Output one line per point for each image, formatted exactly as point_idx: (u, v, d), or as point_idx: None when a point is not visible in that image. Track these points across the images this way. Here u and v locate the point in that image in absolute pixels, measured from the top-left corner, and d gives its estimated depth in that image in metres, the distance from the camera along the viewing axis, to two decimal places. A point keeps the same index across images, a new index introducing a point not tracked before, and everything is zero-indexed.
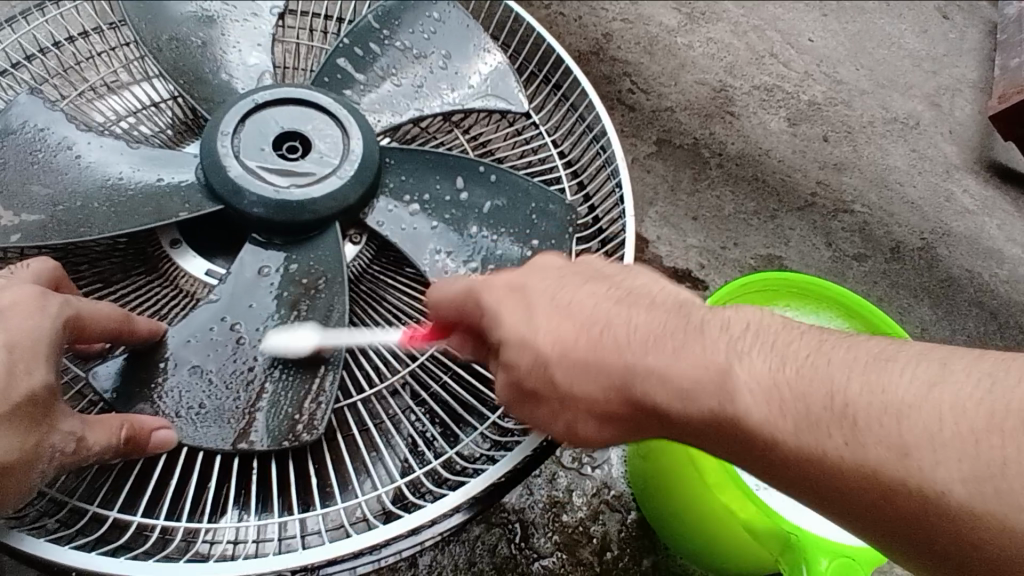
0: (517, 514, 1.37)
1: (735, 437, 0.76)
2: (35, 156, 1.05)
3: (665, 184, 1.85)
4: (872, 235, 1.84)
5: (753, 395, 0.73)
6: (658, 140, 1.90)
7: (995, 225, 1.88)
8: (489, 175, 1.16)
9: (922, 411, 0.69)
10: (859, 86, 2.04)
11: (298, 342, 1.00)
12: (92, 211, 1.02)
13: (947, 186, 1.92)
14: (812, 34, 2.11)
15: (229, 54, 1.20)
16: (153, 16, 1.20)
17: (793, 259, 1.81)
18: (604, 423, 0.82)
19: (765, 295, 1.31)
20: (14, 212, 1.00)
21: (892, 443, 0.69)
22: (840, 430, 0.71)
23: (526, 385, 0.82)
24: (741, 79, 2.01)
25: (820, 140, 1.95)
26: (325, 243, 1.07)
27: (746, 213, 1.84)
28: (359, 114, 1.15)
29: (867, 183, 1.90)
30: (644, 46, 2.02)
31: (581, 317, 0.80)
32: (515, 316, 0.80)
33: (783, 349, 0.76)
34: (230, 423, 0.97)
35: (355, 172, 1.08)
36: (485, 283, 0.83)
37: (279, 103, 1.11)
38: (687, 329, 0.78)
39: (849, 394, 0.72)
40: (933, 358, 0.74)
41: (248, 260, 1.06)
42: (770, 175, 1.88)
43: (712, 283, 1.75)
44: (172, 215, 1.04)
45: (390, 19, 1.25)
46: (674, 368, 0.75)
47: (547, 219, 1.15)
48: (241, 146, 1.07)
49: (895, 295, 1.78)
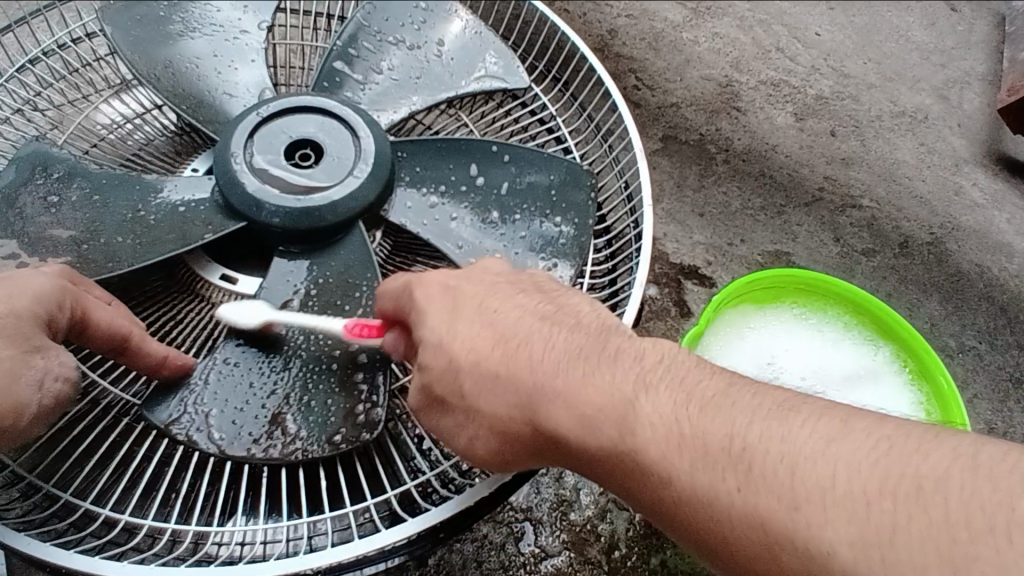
0: (525, 514, 1.37)
1: (624, 464, 0.78)
2: (51, 201, 1.04)
3: (671, 180, 1.84)
4: (880, 230, 1.83)
5: (654, 430, 0.77)
6: (664, 136, 1.89)
7: (1005, 219, 1.86)
8: (503, 155, 1.16)
9: (816, 464, 0.70)
10: (867, 80, 2.03)
11: (245, 315, 0.99)
12: (118, 245, 1.01)
13: (956, 179, 1.90)
14: (819, 28, 2.10)
15: (222, 74, 1.19)
16: (143, 44, 1.17)
17: (801, 255, 1.79)
18: (501, 442, 0.86)
19: (772, 293, 1.30)
20: (42, 255, 0.99)
21: (783, 495, 0.70)
22: (734, 475, 0.73)
23: (436, 391, 0.86)
24: (747, 74, 2.00)
25: (828, 134, 1.93)
26: (350, 241, 1.07)
27: (752, 209, 1.83)
28: (365, 113, 1.14)
29: (875, 177, 1.88)
30: (649, 42, 2.01)
31: (501, 329, 0.84)
32: (440, 316, 0.86)
33: (690, 386, 0.79)
34: (285, 428, 0.97)
35: (371, 170, 1.08)
36: (420, 279, 0.89)
37: (284, 113, 1.11)
38: (601, 353, 0.82)
39: (747, 439, 0.74)
40: (834, 413, 0.75)
41: (277, 274, 1.06)
42: (777, 171, 1.87)
43: (719, 279, 1.74)
44: (197, 238, 1.04)
45: (376, 15, 1.26)
46: (580, 394, 0.79)
47: (564, 192, 1.15)
48: (254, 161, 1.07)
49: (904, 291, 1.77)
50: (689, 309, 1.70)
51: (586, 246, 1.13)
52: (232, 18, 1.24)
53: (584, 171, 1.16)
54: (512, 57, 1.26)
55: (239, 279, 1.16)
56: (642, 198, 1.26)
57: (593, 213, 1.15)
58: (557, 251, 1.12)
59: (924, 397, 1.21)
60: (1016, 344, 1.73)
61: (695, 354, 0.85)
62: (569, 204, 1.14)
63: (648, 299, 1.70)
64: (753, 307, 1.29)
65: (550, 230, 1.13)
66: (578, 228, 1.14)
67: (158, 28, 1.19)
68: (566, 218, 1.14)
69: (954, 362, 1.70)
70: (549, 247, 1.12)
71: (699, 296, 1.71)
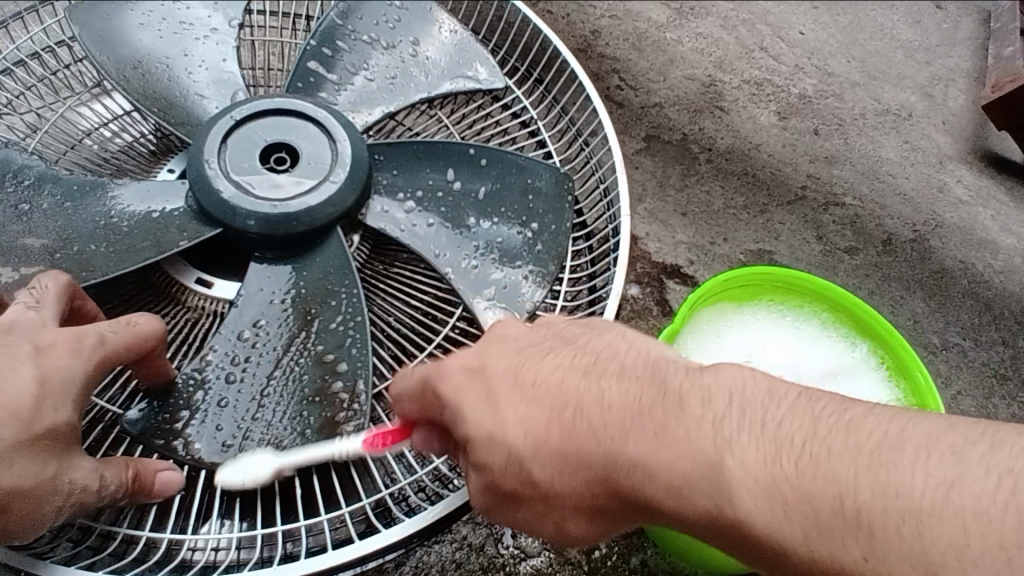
0: None
1: (725, 532, 0.73)
2: (22, 208, 1.02)
3: (653, 180, 1.84)
4: (863, 228, 1.83)
5: (753, 497, 0.70)
6: (647, 136, 1.89)
7: (990, 215, 1.87)
8: (479, 159, 1.15)
9: (944, 521, 0.65)
10: (850, 78, 2.03)
11: (257, 471, 0.93)
12: (92, 252, 1.01)
13: (940, 176, 1.90)
14: (803, 27, 2.10)
15: (194, 75, 1.19)
16: (112, 43, 1.17)
17: (783, 253, 1.79)
18: (592, 513, 0.81)
19: (750, 291, 1.30)
20: (14, 265, 0.98)
21: (916, 561, 0.64)
22: (855, 541, 0.67)
23: (505, 484, 0.81)
24: (730, 74, 2.00)
25: (811, 133, 1.93)
26: (329, 248, 1.07)
27: (735, 208, 1.83)
28: (341, 115, 1.14)
29: (859, 175, 1.88)
30: (632, 42, 2.01)
31: (549, 402, 0.78)
32: (478, 407, 0.79)
33: (774, 435, 0.72)
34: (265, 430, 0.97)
35: (348, 175, 1.08)
36: (441, 371, 0.82)
37: (258, 115, 1.10)
38: (662, 407, 0.75)
39: (860, 498, 0.67)
40: (943, 447, 0.69)
41: (256, 280, 1.07)
42: (760, 169, 1.87)
43: (702, 278, 1.74)
44: (172, 245, 1.04)
45: (351, 15, 1.25)
46: (658, 464, 0.73)
47: (540, 197, 1.14)
48: (229, 166, 1.06)
49: (887, 288, 1.77)
50: (670, 308, 1.70)
51: (563, 250, 1.13)
52: (203, 17, 1.23)
53: (560, 174, 1.15)
54: (484, 52, 1.26)
55: (215, 283, 1.15)
56: (620, 199, 1.26)
57: (568, 219, 1.15)
58: (535, 255, 1.12)
59: (902, 393, 1.17)
60: (1001, 340, 1.73)
61: (767, 379, 0.77)
62: (546, 212, 1.14)
63: (630, 299, 1.70)
64: (730, 306, 1.29)
65: (528, 235, 1.13)
66: (556, 232, 1.13)
67: (128, 28, 1.19)
68: (544, 223, 1.13)
69: (938, 359, 1.70)
70: (527, 251, 1.12)
71: (682, 294, 1.71)
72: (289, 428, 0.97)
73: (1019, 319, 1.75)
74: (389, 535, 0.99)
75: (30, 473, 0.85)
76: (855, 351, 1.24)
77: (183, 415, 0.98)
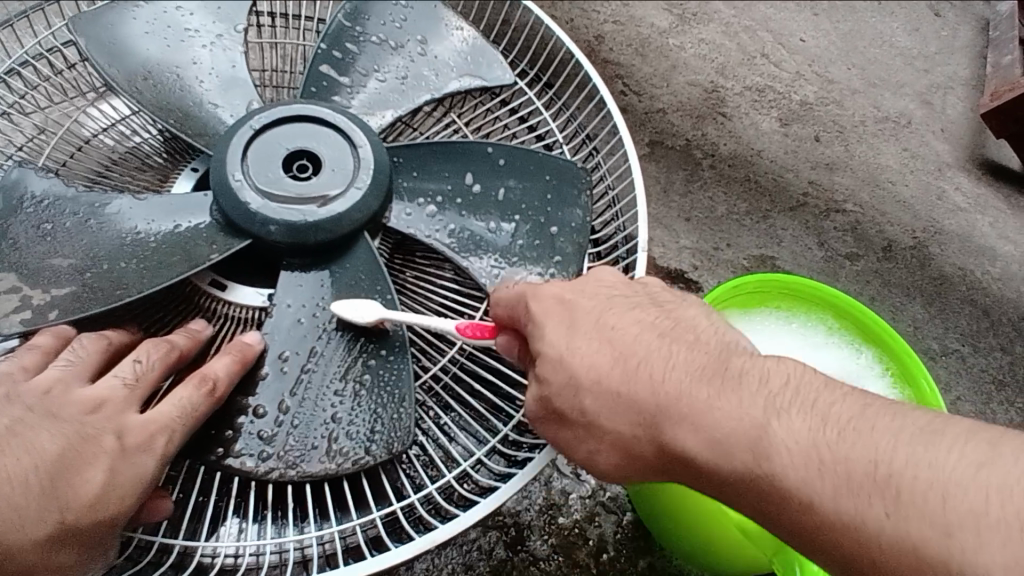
0: (513, 518, 1.37)
1: (753, 487, 0.76)
2: (45, 227, 1.01)
3: (657, 185, 1.85)
4: (864, 235, 1.84)
5: (791, 456, 0.74)
6: (651, 142, 1.91)
7: (988, 223, 1.89)
8: (498, 159, 1.13)
9: (967, 492, 0.69)
10: (851, 85, 2.06)
11: (359, 314, 1.00)
12: (123, 270, 0.99)
13: (939, 184, 1.93)
14: (803, 34, 2.12)
15: (205, 83, 1.16)
16: (121, 58, 1.14)
17: (785, 260, 1.81)
18: (623, 458, 0.83)
19: (756, 297, 1.25)
20: (44, 289, 0.97)
21: (935, 521, 0.68)
22: (881, 498, 0.70)
23: (556, 406, 0.84)
24: (732, 80, 2.01)
25: (812, 140, 1.95)
26: (359, 253, 1.06)
27: (738, 214, 1.84)
28: (359, 119, 1.11)
29: (859, 182, 1.90)
30: (635, 48, 2.03)
31: (620, 347, 0.82)
32: (559, 333, 0.83)
33: (824, 410, 0.76)
34: (317, 449, 0.97)
35: (372, 179, 1.06)
36: (536, 293, 0.87)
37: (277, 122, 1.07)
38: (721, 375, 0.79)
39: (893, 465, 0.71)
40: (981, 436, 0.73)
41: (287, 288, 1.05)
42: (763, 176, 1.89)
43: (706, 283, 1.76)
44: (203, 259, 1.01)
45: (359, 16, 1.22)
46: (710, 415, 0.77)
47: (560, 197, 1.13)
48: (253, 175, 1.04)
49: (887, 294, 1.79)
50: None
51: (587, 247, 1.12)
52: (208, 24, 1.21)
53: (575, 167, 1.14)
54: (490, 52, 1.24)
55: (236, 288, 1.12)
56: (632, 214, 1.26)
57: (587, 211, 1.14)
58: (561, 252, 1.11)
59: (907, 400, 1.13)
60: (998, 347, 1.75)
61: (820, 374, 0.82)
62: (564, 212, 1.12)
63: None
64: (738, 313, 1.23)
65: (551, 236, 1.11)
66: (576, 232, 1.12)
67: (132, 38, 1.16)
68: (562, 219, 1.12)
69: (937, 364, 1.73)
70: (552, 246, 1.11)
71: None
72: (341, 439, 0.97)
73: (1016, 326, 1.77)
74: (411, 548, 0.98)
75: (78, 553, 0.88)
76: (861, 358, 1.19)
77: (233, 435, 0.97)
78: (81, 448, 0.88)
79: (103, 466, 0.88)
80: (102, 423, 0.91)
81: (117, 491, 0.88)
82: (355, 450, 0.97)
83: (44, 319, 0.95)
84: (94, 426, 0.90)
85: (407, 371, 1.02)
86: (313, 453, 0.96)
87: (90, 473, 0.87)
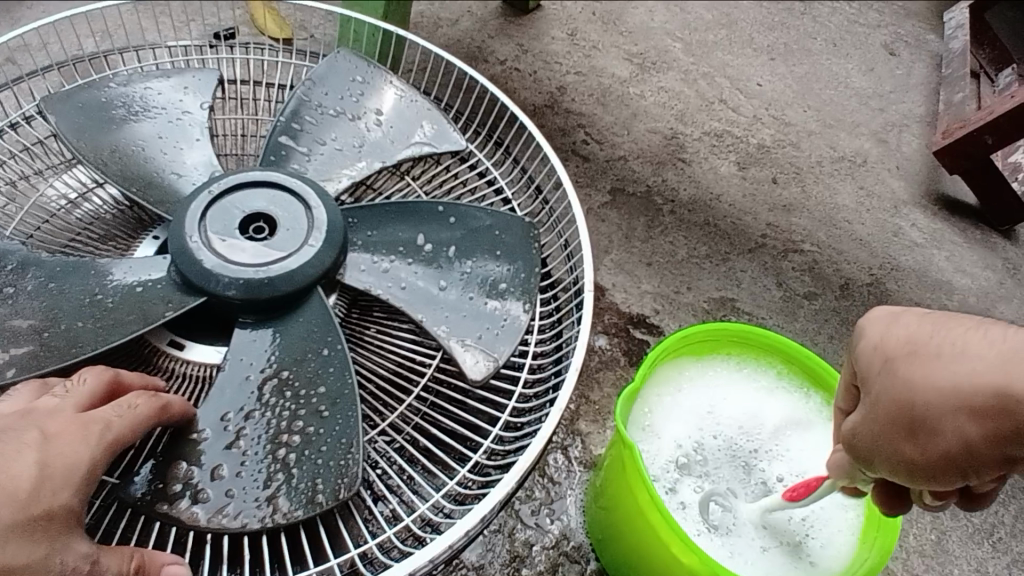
0: (477, 571, 1.38)
1: None
2: (6, 291, 1.00)
3: (619, 232, 1.88)
4: (822, 274, 1.88)
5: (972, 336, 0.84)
6: (612, 189, 1.95)
7: (944, 257, 1.95)
8: (448, 217, 1.17)
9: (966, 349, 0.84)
10: (807, 127, 2.15)
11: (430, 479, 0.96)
12: (79, 330, 0.98)
13: (895, 221, 1.99)
14: (760, 79, 2.26)
15: (170, 153, 1.20)
16: (88, 134, 1.17)
17: (745, 301, 1.81)
18: None
19: (710, 344, 1.26)
20: (2, 348, 0.95)
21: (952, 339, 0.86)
22: None
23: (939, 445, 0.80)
24: (691, 126, 2.10)
25: (769, 182, 2.02)
26: (312, 308, 1.05)
27: (698, 257, 1.87)
28: (314, 183, 1.13)
29: (816, 223, 1.96)
30: (597, 97, 2.11)
31: (902, 342, 0.79)
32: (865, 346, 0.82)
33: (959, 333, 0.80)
34: (263, 496, 0.90)
35: (326, 238, 1.06)
36: None
37: (234, 188, 1.09)
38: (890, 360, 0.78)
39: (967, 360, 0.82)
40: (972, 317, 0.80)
41: (241, 345, 1.02)
42: (721, 220, 1.93)
43: (667, 327, 1.74)
44: (158, 316, 1.01)
45: (316, 90, 1.27)
46: None
47: (508, 252, 1.15)
48: (210, 237, 1.04)
49: (846, 332, 1.80)
50: (639, 358, 1.68)
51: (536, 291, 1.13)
52: (174, 100, 1.25)
53: (525, 222, 1.18)
54: (441, 122, 1.27)
55: (190, 345, 1.11)
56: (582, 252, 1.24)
57: (540, 262, 1.16)
58: (509, 286, 1.12)
59: None
60: None
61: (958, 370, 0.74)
62: (511, 270, 1.13)
63: (598, 350, 1.68)
64: (689, 359, 1.26)
65: (503, 282, 1.12)
66: (523, 283, 1.13)
67: (101, 114, 1.19)
68: (515, 268, 1.14)
69: None
70: (500, 286, 1.12)
71: (649, 344, 1.70)
72: (286, 490, 0.90)
73: None
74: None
75: (21, 553, 0.77)
76: (809, 404, 1.22)
77: (178, 490, 0.89)
78: (3, 445, 0.80)
79: (32, 455, 0.80)
80: (25, 424, 0.83)
81: (52, 481, 0.79)
82: (294, 507, 0.89)
83: (1, 377, 0.93)
84: (14, 427, 0.82)
85: (355, 428, 0.96)
86: (257, 503, 0.89)
87: (16, 465, 0.79)
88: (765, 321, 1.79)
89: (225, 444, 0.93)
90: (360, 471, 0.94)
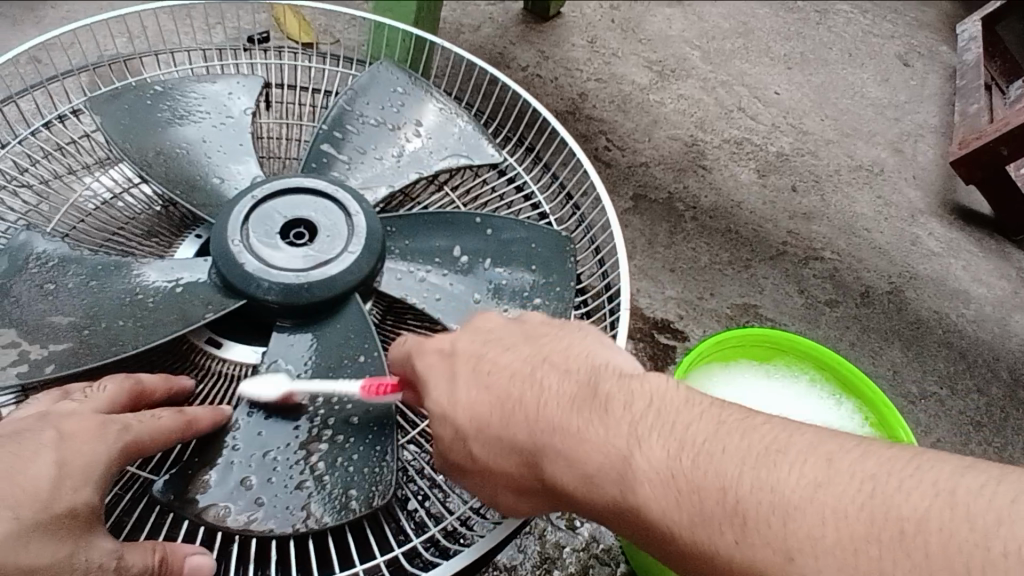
0: (508, 572, 1.39)
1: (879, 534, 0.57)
2: (48, 288, 1.02)
3: (642, 238, 1.89)
4: (842, 281, 1.89)
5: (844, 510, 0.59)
6: (634, 196, 1.96)
7: (962, 266, 1.96)
8: (485, 228, 1.17)
9: (807, 513, 0.60)
10: (825, 136, 2.17)
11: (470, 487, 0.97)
12: (121, 329, 0.99)
13: (913, 230, 2.01)
14: (778, 87, 2.28)
15: (213, 158, 1.21)
16: (135, 136, 1.19)
17: (768, 307, 1.83)
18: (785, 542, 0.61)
19: (738, 351, 1.37)
20: (43, 345, 0.96)
21: (781, 537, 0.60)
22: (733, 523, 0.63)
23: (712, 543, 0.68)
24: (710, 134, 2.11)
25: (789, 190, 2.03)
26: (350, 315, 1.06)
27: (720, 263, 1.88)
28: (354, 191, 1.14)
29: (836, 231, 1.97)
30: (617, 104, 2.13)
31: (499, 388, 0.74)
32: (442, 384, 0.77)
33: (703, 431, 0.67)
34: (296, 499, 0.89)
35: (365, 246, 1.08)
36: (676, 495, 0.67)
37: (278, 194, 1.10)
38: (589, 405, 0.71)
39: (740, 493, 0.63)
40: (819, 452, 0.64)
41: (278, 350, 1.03)
42: (742, 226, 1.95)
43: (691, 333, 1.75)
44: (198, 318, 1.02)
45: (358, 99, 1.29)
46: (782, 478, 0.62)
47: (543, 265, 1.15)
48: (252, 241, 1.06)
49: (866, 340, 1.81)
50: (663, 363, 1.70)
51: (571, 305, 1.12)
52: (219, 105, 1.26)
53: (559, 236, 1.17)
54: (477, 135, 1.29)
55: (229, 345, 1.12)
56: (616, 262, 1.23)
57: (574, 275, 1.15)
58: (542, 302, 1.12)
59: None
60: (975, 388, 1.77)
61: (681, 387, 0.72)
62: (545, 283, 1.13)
63: None
64: (720, 364, 1.36)
65: (535, 295, 1.12)
66: (557, 297, 1.13)
67: (148, 117, 1.21)
68: (550, 281, 1.13)
69: (917, 408, 1.73)
70: (535, 300, 1.12)
71: (673, 350, 1.72)
72: (319, 493, 0.90)
73: (991, 367, 1.80)
74: None
75: (45, 553, 0.76)
76: (841, 408, 1.30)
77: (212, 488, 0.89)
78: (22, 446, 0.81)
79: (51, 454, 0.80)
80: (43, 425, 0.84)
81: (72, 478, 0.80)
82: (327, 512, 0.89)
83: (41, 374, 0.94)
84: (32, 428, 0.83)
85: (390, 440, 0.95)
86: (291, 505, 0.89)
87: (36, 465, 0.79)
88: (786, 327, 1.80)
89: (260, 442, 0.93)
90: (394, 477, 0.94)
